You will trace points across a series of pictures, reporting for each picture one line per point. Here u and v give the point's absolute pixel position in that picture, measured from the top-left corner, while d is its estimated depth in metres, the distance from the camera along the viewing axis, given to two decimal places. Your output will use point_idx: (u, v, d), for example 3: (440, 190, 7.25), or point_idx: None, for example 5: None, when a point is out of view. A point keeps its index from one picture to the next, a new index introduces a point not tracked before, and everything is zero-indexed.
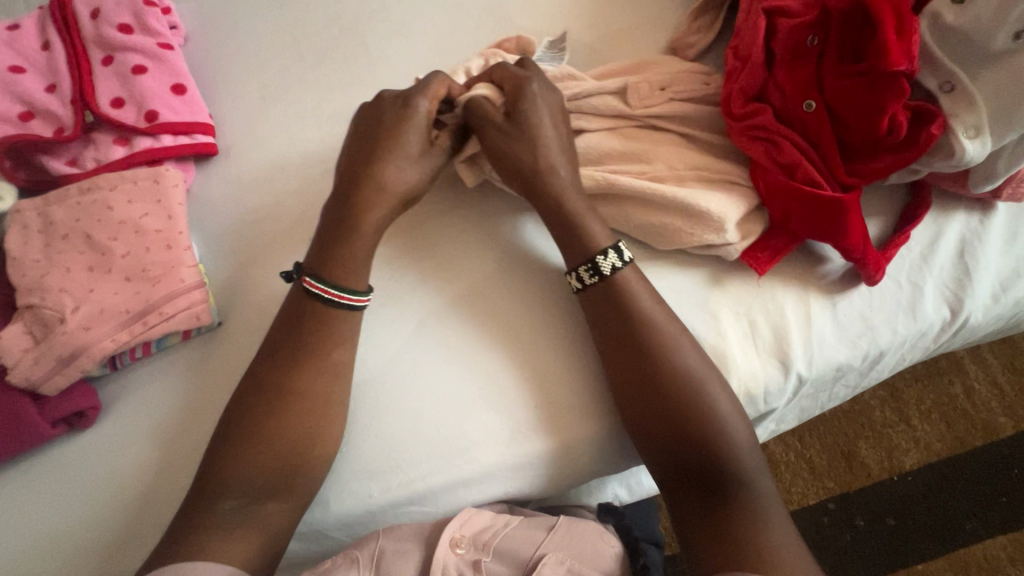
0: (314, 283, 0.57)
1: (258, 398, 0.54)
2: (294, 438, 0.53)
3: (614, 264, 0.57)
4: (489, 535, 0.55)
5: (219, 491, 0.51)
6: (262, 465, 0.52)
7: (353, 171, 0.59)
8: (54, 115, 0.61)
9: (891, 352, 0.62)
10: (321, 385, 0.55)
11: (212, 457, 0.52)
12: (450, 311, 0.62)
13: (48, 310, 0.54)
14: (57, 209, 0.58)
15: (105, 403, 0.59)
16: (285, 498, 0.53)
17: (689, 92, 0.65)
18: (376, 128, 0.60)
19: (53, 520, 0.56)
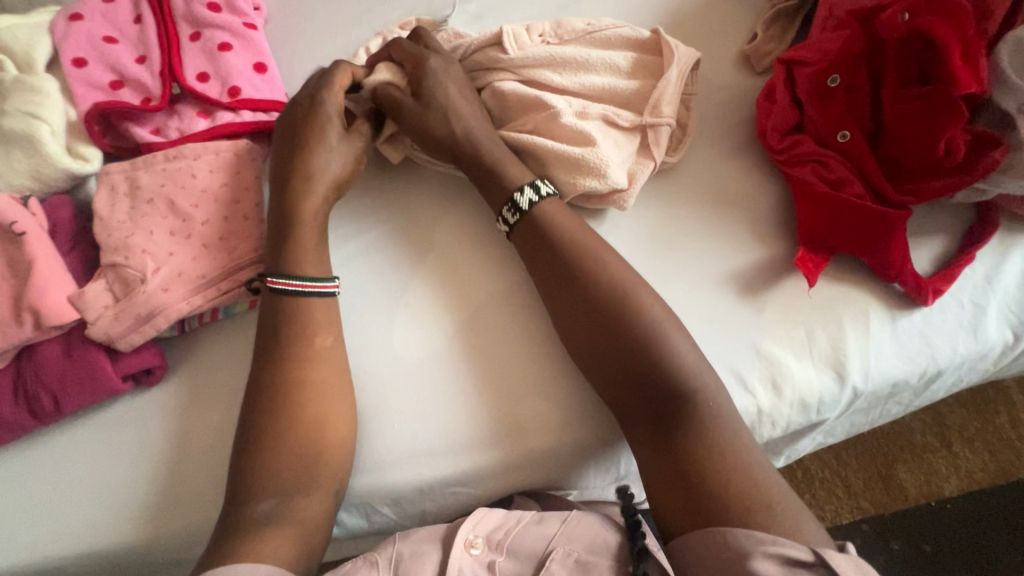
0: (281, 282, 0.57)
1: (290, 394, 0.55)
2: (311, 427, 0.54)
3: (530, 199, 0.60)
4: (502, 535, 0.55)
5: (255, 491, 0.52)
6: (292, 457, 0.53)
7: (284, 159, 0.61)
8: (143, 85, 0.64)
9: (949, 371, 0.62)
10: (327, 380, 0.56)
11: (258, 445, 0.53)
12: (511, 297, 0.64)
13: (130, 270, 0.56)
14: (143, 173, 0.60)
15: (172, 362, 0.62)
16: (327, 483, 0.54)
17: (572, 38, 0.67)
18: (291, 119, 0.62)
19: (118, 471, 0.58)
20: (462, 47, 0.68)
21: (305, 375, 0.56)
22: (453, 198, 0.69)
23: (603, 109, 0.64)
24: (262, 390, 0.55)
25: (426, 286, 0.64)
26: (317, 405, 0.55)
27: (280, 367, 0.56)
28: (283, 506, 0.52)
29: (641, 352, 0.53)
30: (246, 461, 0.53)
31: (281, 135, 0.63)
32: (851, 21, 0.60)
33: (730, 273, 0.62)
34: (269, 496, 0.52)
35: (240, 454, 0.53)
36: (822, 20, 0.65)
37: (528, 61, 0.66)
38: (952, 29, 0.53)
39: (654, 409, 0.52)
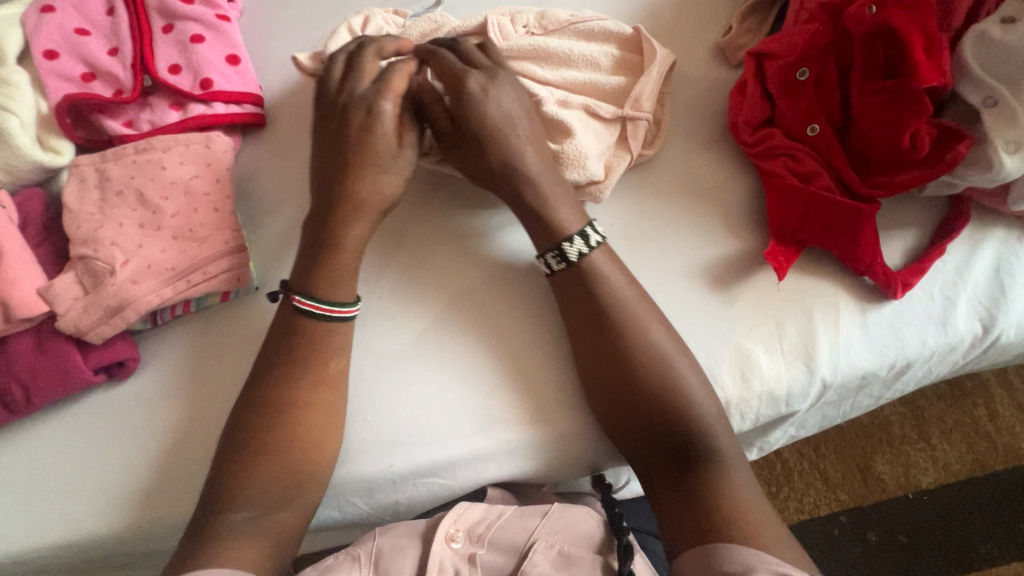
0: (306, 301, 0.56)
1: (288, 414, 0.54)
2: (300, 441, 0.53)
3: (580, 251, 0.56)
4: (484, 528, 0.55)
5: (231, 502, 0.51)
6: (278, 472, 0.52)
7: (326, 183, 0.57)
8: (115, 77, 0.64)
9: (919, 364, 0.62)
10: (318, 398, 0.55)
11: (243, 455, 0.52)
12: (488, 293, 0.64)
13: (98, 262, 0.56)
14: (114, 166, 0.60)
15: (145, 355, 0.62)
16: (308, 497, 0.54)
17: (556, 30, 0.67)
18: (340, 133, 0.57)
19: (89, 462, 0.58)
20: (445, 30, 0.66)
21: (307, 397, 0.54)
22: (428, 193, 0.68)
23: (585, 100, 0.63)
24: (257, 403, 0.54)
25: (400, 281, 0.64)
26: (314, 421, 0.54)
27: (277, 385, 0.54)
28: (259, 513, 0.51)
29: (653, 385, 0.53)
30: (228, 473, 0.52)
31: (321, 155, 0.58)
32: (822, 15, 0.61)
33: (702, 266, 0.62)
34: (243, 508, 0.51)
35: (223, 467, 0.52)
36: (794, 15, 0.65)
37: (513, 52, 0.65)
38: (917, 24, 0.54)
39: (658, 450, 0.52)
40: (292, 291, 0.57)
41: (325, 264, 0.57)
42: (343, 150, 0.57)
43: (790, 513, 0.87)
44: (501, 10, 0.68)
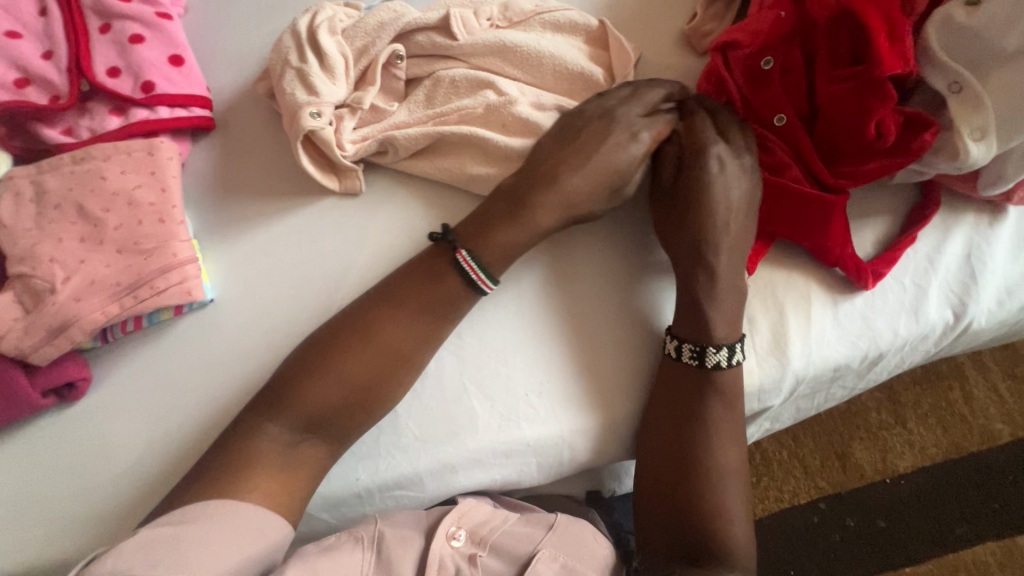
0: (468, 259, 0.55)
1: (381, 355, 0.54)
2: (365, 379, 0.53)
3: (717, 362, 0.55)
4: (488, 530, 0.53)
5: (283, 409, 0.52)
6: (331, 393, 0.53)
7: (529, 172, 0.57)
8: (49, 82, 0.60)
9: (891, 354, 0.61)
10: (404, 342, 0.54)
11: (314, 359, 0.53)
12: (586, 306, 0.59)
13: (38, 280, 0.54)
14: (50, 177, 0.57)
15: (97, 374, 0.59)
16: (337, 433, 0.53)
17: (521, 21, 0.62)
18: (578, 126, 0.58)
19: (38, 488, 0.56)
20: (403, 21, 0.59)
21: (405, 346, 0.54)
22: (387, 190, 0.62)
23: (556, 100, 0.61)
24: (359, 321, 0.55)
25: (359, 287, 0.59)
26: (392, 367, 0.54)
27: (390, 322, 0.54)
28: (294, 438, 0.52)
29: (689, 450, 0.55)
30: (297, 376, 0.53)
31: (531, 158, 0.58)
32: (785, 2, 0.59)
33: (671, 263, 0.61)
34: (288, 416, 0.52)
35: (293, 370, 0.53)
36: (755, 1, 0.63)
37: (478, 48, 0.60)
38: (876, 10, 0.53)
39: (667, 527, 0.54)
40: (458, 247, 0.56)
41: (489, 229, 0.56)
42: (569, 157, 0.57)
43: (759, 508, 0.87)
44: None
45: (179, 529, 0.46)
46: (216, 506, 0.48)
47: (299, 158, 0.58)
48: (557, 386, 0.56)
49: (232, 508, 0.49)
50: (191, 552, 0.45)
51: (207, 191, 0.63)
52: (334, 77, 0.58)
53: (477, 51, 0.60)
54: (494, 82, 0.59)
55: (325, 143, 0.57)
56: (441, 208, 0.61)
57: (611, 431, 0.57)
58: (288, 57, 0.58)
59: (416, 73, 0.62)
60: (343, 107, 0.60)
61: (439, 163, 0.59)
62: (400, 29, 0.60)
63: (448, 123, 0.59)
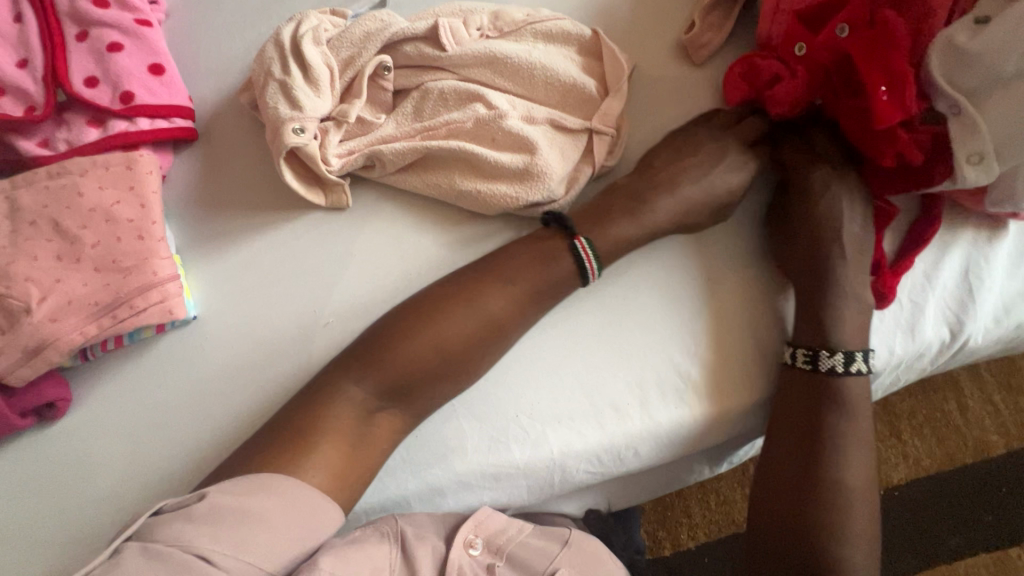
0: (586, 247, 0.56)
1: (478, 321, 0.53)
2: (460, 343, 0.52)
3: (831, 366, 0.54)
4: (505, 540, 0.51)
5: (371, 371, 0.51)
6: (422, 353, 0.52)
7: (640, 181, 0.60)
8: (25, 92, 0.58)
9: (886, 372, 0.60)
10: (500, 306, 0.54)
11: (416, 317, 0.53)
12: (676, 298, 0.58)
13: (12, 300, 0.52)
14: (25, 193, 0.55)
15: (78, 394, 0.57)
16: (420, 404, 0.52)
17: (511, 32, 0.61)
18: (688, 139, 0.62)
19: (14, 513, 0.54)
20: (391, 31, 0.58)
21: (501, 315, 0.54)
22: (374, 205, 0.60)
23: (549, 112, 0.59)
24: (464, 286, 0.55)
25: (346, 304, 0.58)
26: (485, 338, 0.53)
27: (493, 288, 0.54)
28: (372, 407, 0.51)
29: (807, 454, 0.53)
30: (394, 332, 0.53)
31: (644, 168, 0.61)
32: (796, 29, 0.58)
33: (666, 280, 0.59)
34: (373, 378, 0.51)
35: (388, 327, 0.53)
36: (770, 20, 0.61)
37: (467, 59, 0.59)
38: (880, 51, 0.52)
39: (783, 527, 0.53)
40: (575, 234, 0.57)
41: (606, 218, 0.58)
42: (686, 168, 0.60)
43: (734, 523, 0.86)
44: (452, 9, 0.61)
45: (237, 499, 0.44)
46: (270, 478, 0.46)
47: (282, 173, 0.57)
48: (545, 407, 0.55)
49: (310, 494, 0.46)
50: (254, 531, 0.43)
51: (190, 204, 0.61)
52: (319, 90, 0.56)
53: (466, 64, 0.59)
54: (483, 96, 0.57)
55: (311, 158, 0.55)
56: (431, 224, 0.59)
57: (603, 453, 0.55)
58: (271, 68, 0.57)
59: (404, 84, 0.60)
60: (328, 120, 0.58)
61: (427, 178, 0.58)
62: (388, 40, 0.58)
63: (437, 138, 0.57)
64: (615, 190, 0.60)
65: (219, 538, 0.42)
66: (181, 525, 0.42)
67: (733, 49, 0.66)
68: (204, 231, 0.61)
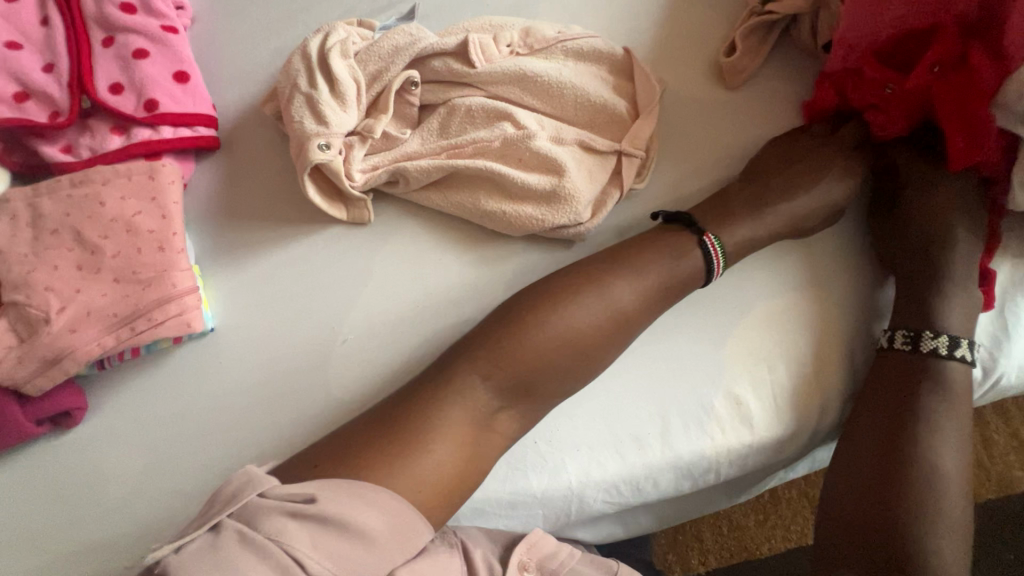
0: (715, 243, 0.56)
1: (609, 310, 0.53)
2: (588, 337, 0.52)
3: (936, 347, 0.53)
4: (557, 566, 0.49)
5: (499, 364, 0.50)
6: (552, 347, 0.51)
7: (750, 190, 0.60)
8: (50, 98, 0.58)
9: None
10: (628, 298, 0.53)
11: (544, 306, 0.52)
12: (756, 299, 0.58)
13: (32, 310, 0.52)
14: (47, 200, 0.55)
15: (93, 403, 0.57)
16: (544, 398, 0.52)
17: (542, 48, 0.59)
18: (797, 147, 0.61)
19: (25, 523, 0.54)
20: (420, 46, 0.57)
21: (632, 307, 0.53)
22: (397, 220, 0.59)
23: (579, 133, 0.57)
24: (594, 274, 0.54)
25: (366, 321, 0.57)
26: (617, 331, 0.53)
27: (624, 280, 0.54)
28: (499, 403, 0.51)
29: (890, 448, 0.51)
30: (521, 323, 0.52)
31: (753, 170, 0.61)
32: (879, 69, 0.56)
33: (692, 308, 0.58)
34: (497, 375, 0.50)
35: (515, 315, 0.52)
36: (841, 58, 0.58)
37: (496, 76, 0.58)
38: (965, 102, 0.52)
39: (867, 522, 0.49)
40: (704, 231, 0.57)
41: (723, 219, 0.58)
42: (799, 173, 0.60)
43: (745, 549, 0.84)
44: (482, 25, 0.60)
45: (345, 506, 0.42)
46: (376, 490, 0.44)
47: (305, 188, 0.56)
48: (564, 435, 0.54)
49: (408, 511, 0.45)
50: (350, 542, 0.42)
51: (209, 214, 0.61)
52: (345, 104, 0.55)
53: (496, 81, 0.58)
54: (512, 116, 0.56)
55: (335, 174, 0.55)
56: (453, 242, 0.58)
57: (620, 482, 0.54)
58: (298, 81, 0.56)
59: (431, 100, 0.59)
60: (353, 135, 0.57)
61: (451, 197, 0.57)
62: (417, 55, 0.57)
63: (463, 156, 0.56)
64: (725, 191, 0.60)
65: (318, 542, 0.40)
66: (285, 520, 0.41)
67: (768, 72, 0.64)
68: (221, 242, 0.60)
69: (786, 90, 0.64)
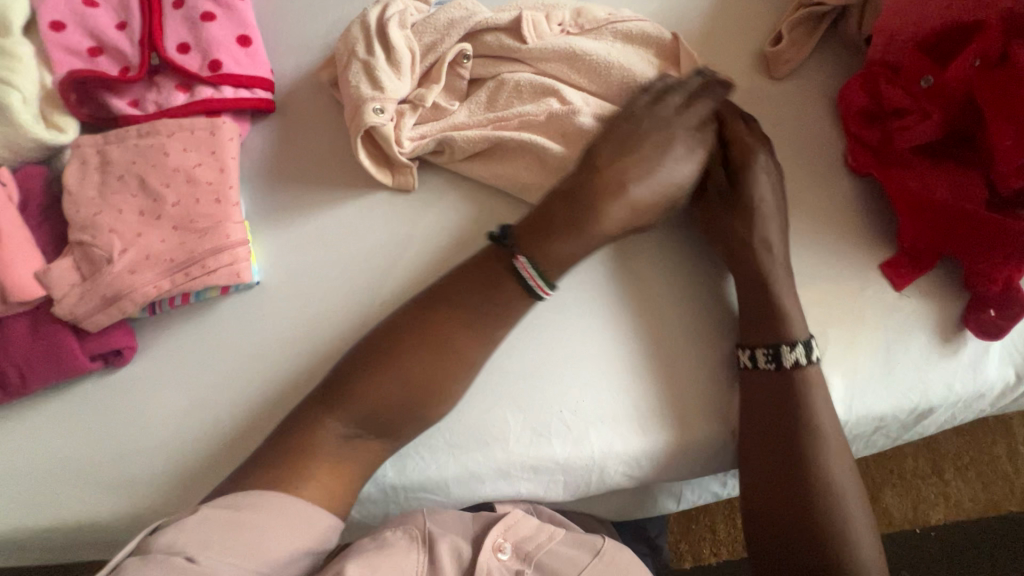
0: (528, 266, 0.54)
1: (436, 348, 0.53)
2: (420, 373, 0.52)
3: (797, 359, 0.53)
4: (533, 547, 0.50)
5: (338, 407, 0.52)
6: (385, 387, 0.52)
7: (577, 176, 0.55)
8: (122, 54, 0.62)
9: (942, 409, 0.57)
10: (459, 335, 0.53)
11: (376, 351, 0.53)
12: None
13: (97, 249, 0.55)
14: (115, 148, 0.58)
15: (142, 343, 0.60)
16: (404, 432, 0.53)
17: (593, 29, 0.61)
18: (636, 129, 0.56)
19: (76, 449, 0.57)
20: (475, 20, 0.59)
21: (465, 344, 0.53)
22: (440, 189, 0.61)
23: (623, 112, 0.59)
24: (426, 316, 0.54)
25: (404, 284, 0.59)
26: (447, 365, 0.53)
27: (449, 319, 0.54)
28: (349, 434, 0.52)
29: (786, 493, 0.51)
30: (353, 365, 0.53)
31: (585, 155, 0.56)
32: (917, 60, 0.56)
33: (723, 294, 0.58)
34: (342, 414, 0.52)
35: (349, 358, 0.53)
36: (882, 48, 0.59)
37: (546, 51, 0.59)
38: (1014, 89, 0.50)
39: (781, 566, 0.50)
40: (518, 251, 0.55)
41: (561, 228, 0.54)
42: (632, 162, 0.55)
43: None
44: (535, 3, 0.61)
45: (238, 515, 0.46)
46: (264, 495, 0.48)
47: (356, 152, 0.58)
48: (589, 405, 0.55)
49: (293, 503, 0.48)
50: (243, 539, 0.45)
51: (261, 173, 0.63)
52: (400, 72, 0.58)
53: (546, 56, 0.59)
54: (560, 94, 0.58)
55: (385, 139, 0.57)
56: (494, 213, 0.60)
57: (642, 454, 0.55)
58: (355, 49, 0.58)
59: (481, 74, 0.61)
60: (405, 103, 0.59)
61: (496, 168, 0.59)
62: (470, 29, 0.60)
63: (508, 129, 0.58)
64: (544, 209, 0.55)
65: (207, 545, 0.44)
66: (172, 534, 0.44)
67: (814, 64, 0.64)
68: (272, 200, 0.63)
69: (832, 84, 0.64)
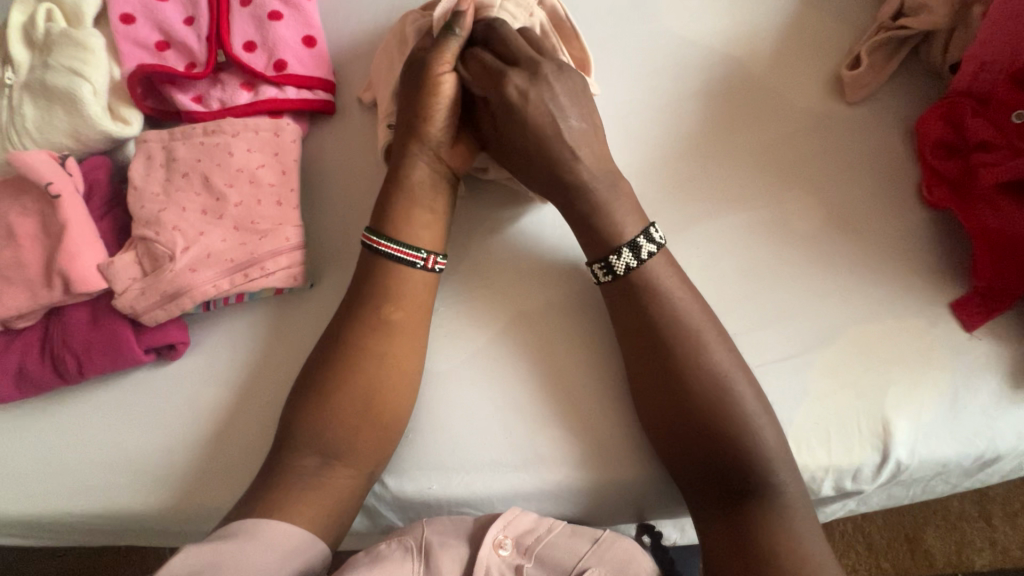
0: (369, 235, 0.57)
1: (371, 363, 0.53)
2: (367, 393, 0.52)
3: (627, 264, 0.53)
4: (533, 540, 0.49)
5: (299, 444, 0.51)
6: (335, 412, 0.52)
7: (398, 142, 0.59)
8: (189, 49, 0.62)
9: (1009, 457, 0.55)
10: (397, 346, 0.54)
11: (329, 378, 0.53)
12: (845, 321, 0.56)
13: (159, 246, 0.55)
14: (180, 146, 0.59)
15: (194, 339, 0.60)
16: (367, 459, 0.52)
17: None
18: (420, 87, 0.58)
19: (125, 440, 0.58)
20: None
21: (400, 352, 0.54)
22: None
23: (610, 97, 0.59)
24: (370, 337, 0.54)
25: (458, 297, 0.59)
26: (390, 380, 0.53)
27: (372, 335, 0.54)
28: (327, 458, 0.51)
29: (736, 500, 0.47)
30: (308, 400, 0.52)
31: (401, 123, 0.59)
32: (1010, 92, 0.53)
33: (784, 323, 0.57)
34: (314, 448, 0.51)
35: (303, 391, 0.53)
36: (971, 76, 0.57)
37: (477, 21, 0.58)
38: None
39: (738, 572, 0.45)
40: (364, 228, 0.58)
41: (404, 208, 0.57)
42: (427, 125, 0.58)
43: None
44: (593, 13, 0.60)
45: (215, 545, 0.44)
46: (227, 528, 0.47)
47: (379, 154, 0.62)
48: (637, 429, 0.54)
49: (253, 523, 0.47)
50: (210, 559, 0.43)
51: (319, 177, 0.64)
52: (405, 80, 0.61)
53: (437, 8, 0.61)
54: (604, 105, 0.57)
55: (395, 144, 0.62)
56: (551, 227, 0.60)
57: None
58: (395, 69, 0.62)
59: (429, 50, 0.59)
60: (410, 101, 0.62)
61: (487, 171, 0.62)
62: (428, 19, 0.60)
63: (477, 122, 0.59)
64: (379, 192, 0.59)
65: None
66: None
67: (888, 91, 0.63)
68: (329, 203, 0.63)
69: (908, 112, 0.62)
